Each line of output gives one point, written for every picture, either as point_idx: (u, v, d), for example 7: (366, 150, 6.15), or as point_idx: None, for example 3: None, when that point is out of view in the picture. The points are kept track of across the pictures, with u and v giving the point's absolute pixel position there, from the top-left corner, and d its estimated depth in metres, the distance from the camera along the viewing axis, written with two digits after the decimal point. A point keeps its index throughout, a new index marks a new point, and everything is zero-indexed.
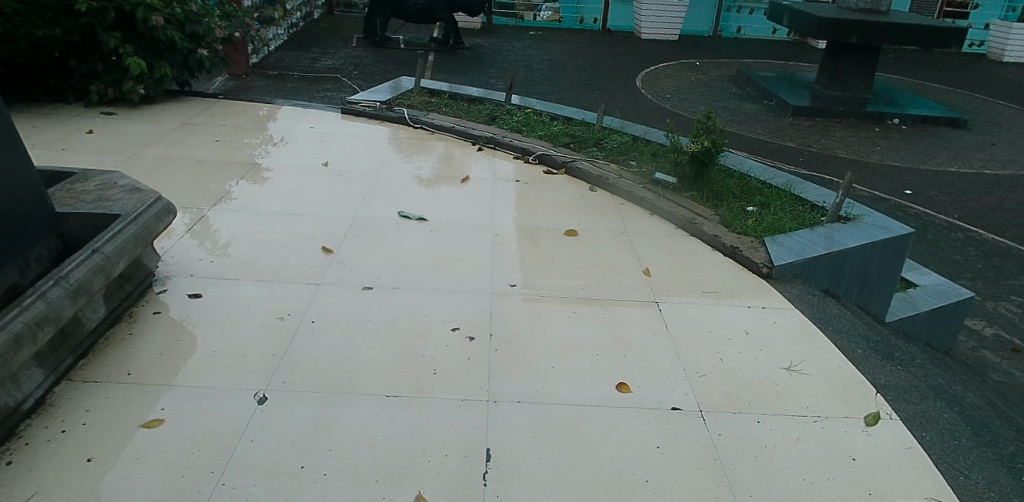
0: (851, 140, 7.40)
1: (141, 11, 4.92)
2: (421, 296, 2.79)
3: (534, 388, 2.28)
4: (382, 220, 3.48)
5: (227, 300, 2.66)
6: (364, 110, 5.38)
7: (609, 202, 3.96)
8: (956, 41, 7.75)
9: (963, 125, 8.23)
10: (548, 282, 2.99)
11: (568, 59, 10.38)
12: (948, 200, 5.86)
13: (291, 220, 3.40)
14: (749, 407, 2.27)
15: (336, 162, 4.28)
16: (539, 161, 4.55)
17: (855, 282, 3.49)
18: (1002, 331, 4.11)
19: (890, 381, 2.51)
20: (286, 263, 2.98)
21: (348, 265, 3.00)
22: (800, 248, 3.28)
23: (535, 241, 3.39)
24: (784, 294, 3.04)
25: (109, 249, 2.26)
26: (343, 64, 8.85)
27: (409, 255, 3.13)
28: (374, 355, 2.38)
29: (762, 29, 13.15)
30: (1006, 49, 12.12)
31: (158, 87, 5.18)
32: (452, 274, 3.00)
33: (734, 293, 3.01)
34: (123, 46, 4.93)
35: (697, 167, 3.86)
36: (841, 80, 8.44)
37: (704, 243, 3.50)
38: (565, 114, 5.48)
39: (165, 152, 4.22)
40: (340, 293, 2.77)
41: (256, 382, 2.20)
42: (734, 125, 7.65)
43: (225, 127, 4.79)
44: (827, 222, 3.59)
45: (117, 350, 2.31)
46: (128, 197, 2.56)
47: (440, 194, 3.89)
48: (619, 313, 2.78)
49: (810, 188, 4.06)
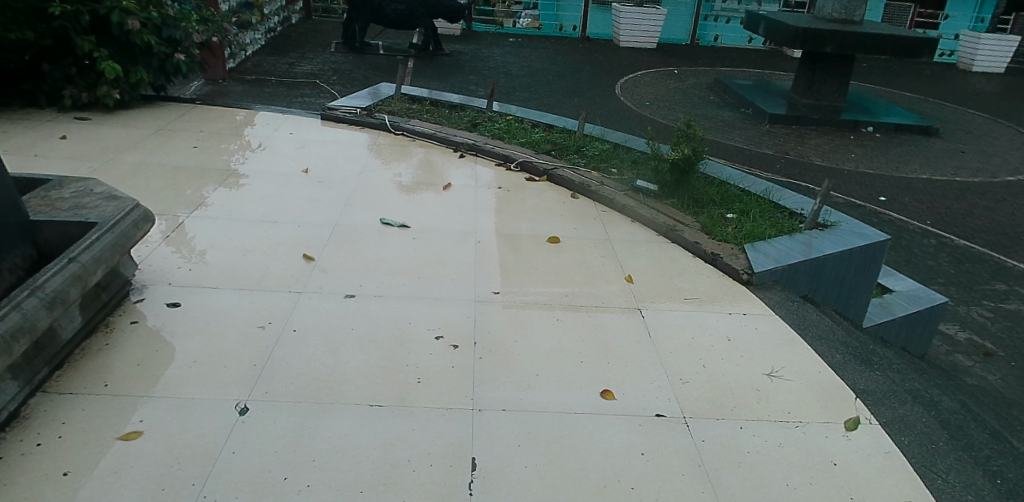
0: (827, 148, 7.55)
1: (117, 14, 4.85)
2: (404, 304, 2.77)
3: (518, 396, 2.27)
4: (364, 227, 3.45)
5: (206, 309, 2.62)
6: (344, 116, 5.34)
7: (591, 209, 3.98)
8: (927, 51, 7.94)
9: (934, 133, 8.44)
10: (530, 289, 3.00)
11: (548, 67, 10.45)
12: (921, 207, 6.01)
13: (272, 228, 3.36)
14: (733, 413, 2.29)
15: (317, 169, 4.24)
16: (521, 168, 4.55)
17: (834, 288, 3.55)
18: (974, 335, 4.22)
19: (869, 385, 2.56)
20: (267, 270, 2.95)
21: (330, 272, 2.98)
22: (779, 255, 3.33)
23: (517, 248, 3.40)
24: (764, 300, 3.09)
25: (86, 258, 2.21)
26: (321, 69, 8.80)
27: (392, 262, 3.12)
28: (357, 365, 2.36)
29: (738, 38, 13.39)
30: (975, 59, 12.46)
31: (134, 92, 5.10)
32: (435, 281, 2.99)
33: (715, 300, 3.04)
34: (98, 50, 4.84)
35: (677, 175, 3.90)
36: (816, 88, 8.61)
37: (685, 249, 3.53)
38: (546, 121, 5.51)
39: (141, 158, 4.14)
40: (322, 301, 2.74)
41: (238, 392, 2.17)
42: (713, 133, 7.75)
43: (203, 133, 4.72)
44: (806, 229, 3.65)
45: (94, 361, 2.26)
46: (105, 204, 2.51)
47: (421, 201, 3.87)
48: (601, 320, 2.80)
49: (788, 195, 4.13)
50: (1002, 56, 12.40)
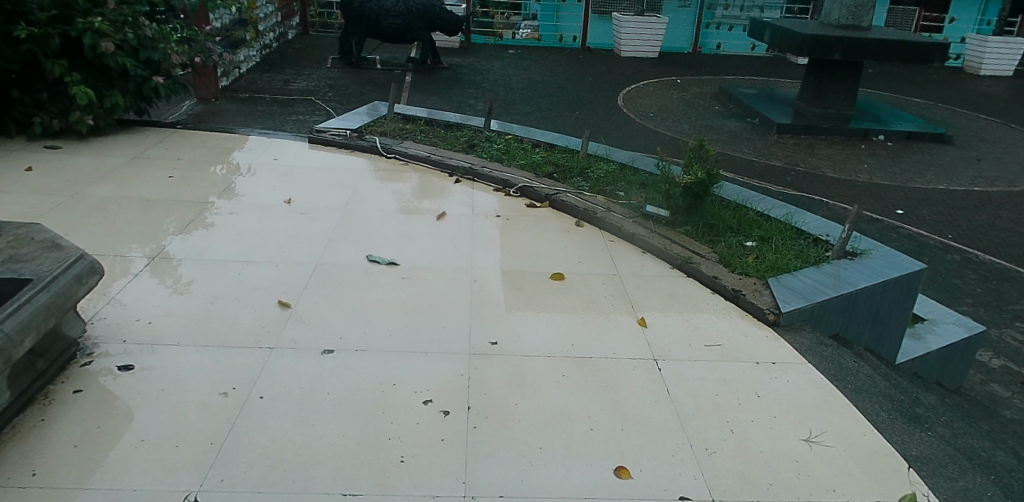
0: (838, 158, 7.26)
1: (89, 36, 4.45)
2: (390, 360, 2.45)
3: (518, 477, 1.95)
4: (348, 266, 3.13)
5: (162, 373, 2.31)
6: (333, 139, 5.04)
7: (598, 239, 3.65)
8: (938, 57, 7.64)
9: (947, 140, 8.14)
10: (531, 337, 2.67)
11: (547, 78, 10.19)
12: (940, 219, 5.71)
13: (247, 269, 3.05)
14: (769, 493, 1.95)
15: (301, 198, 3.93)
16: (521, 193, 4.23)
17: (867, 324, 3.23)
18: (1011, 362, 3.88)
19: (922, 451, 2.22)
20: (236, 322, 2.63)
21: (307, 322, 2.66)
22: (807, 291, 3.01)
23: (517, 286, 3.08)
24: (794, 345, 2.76)
25: (11, 325, 1.88)
26: (317, 86, 8.55)
27: (379, 307, 2.80)
28: (333, 440, 2.03)
29: (741, 45, 13.14)
30: (983, 62, 12.18)
31: (110, 117, 4.76)
32: (425, 329, 2.66)
33: (741, 346, 2.71)
34: (70, 75, 4.50)
35: (690, 199, 3.61)
36: (824, 96, 8.39)
37: (702, 284, 3.20)
38: (548, 140, 5.19)
39: (113, 191, 3.85)
40: (296, 359, 2.42)
41: (189, 480, 1.85)
42: (720, 145, 7.47)
43: (182, 161, 4.43)
44: (833, 258, 3.34)
45: (23, 443, 1.94)
46: (44, 256, 2.20)
47: (412, 233, 3.56)
48: (613, 373, 2.47)
49: (812, 219, 3.81)
50: (1010, 59, 12.12)
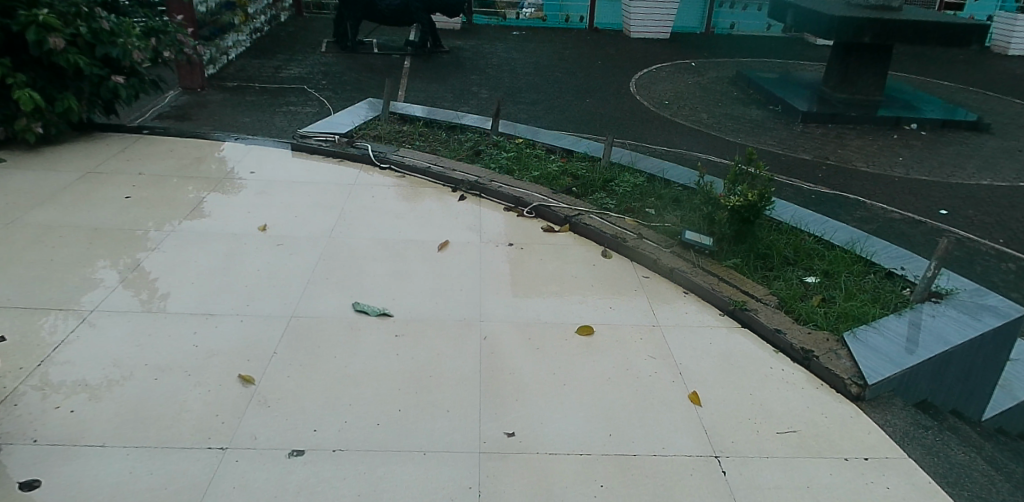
0: (870, 150, 6.62)
1: (33, 31, 3.89)
2: (376, 465, 1.90)
3: None
4: (329, 321, 2.57)
5: (76, 492, 1.75)
6: (319, 147, 4.44)
7: (630, 275, 3.07)
8: (976, 38, 6.91)
9: (984, 128, 7.47)
10: (556, 424, 2.10)
11: (553, 62, 9.52)
12: (989, 221, 5.09)
13: (205, 326, 2.50)
14: None
15: (279, 225, 3.36)
16: (535, 214, 3.65)
17: (957, 384, 2.66)
18: None
19: None
20: (184, 408, 2.08)
21: (274, 407, 2.10)
22: (892, 351, 2.44)
23: (535, 345, 2.51)
24: (886, 429, 2.20)
25: None
26: (310, 72, 7.92)
27: (364, 381, 2.24)
28: None
29: (758, 25, 12.39)
30: (1012, 42, 11.44)
31: (64, 123, 4.19)
32: (423, 415, 2.11)
33: (822, 433, 2.15)
34: (13, 75, 3.92)
35: (738, 225, 3.03)
36: (850, 81, 7.66)
37: (761, 339, 2.63)
38: (564, 145, 4.58)
39: (58, 216, 3.28)
40: (254, 466, 1.87)
41: None
42: (742, 136, 6.83)
43: (144, 176, 3.85)
44: (916, 302, 2.76)
45: None
46: None
47: (409, 270, 2.99)
48: (664, 480, 1.91)
49: (880, 246, 3.23)
50: None
